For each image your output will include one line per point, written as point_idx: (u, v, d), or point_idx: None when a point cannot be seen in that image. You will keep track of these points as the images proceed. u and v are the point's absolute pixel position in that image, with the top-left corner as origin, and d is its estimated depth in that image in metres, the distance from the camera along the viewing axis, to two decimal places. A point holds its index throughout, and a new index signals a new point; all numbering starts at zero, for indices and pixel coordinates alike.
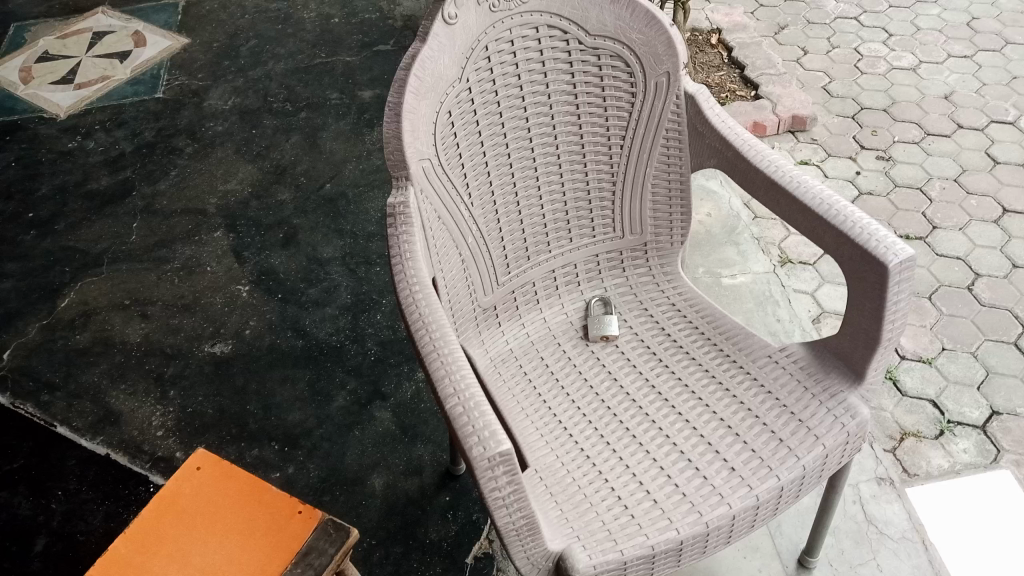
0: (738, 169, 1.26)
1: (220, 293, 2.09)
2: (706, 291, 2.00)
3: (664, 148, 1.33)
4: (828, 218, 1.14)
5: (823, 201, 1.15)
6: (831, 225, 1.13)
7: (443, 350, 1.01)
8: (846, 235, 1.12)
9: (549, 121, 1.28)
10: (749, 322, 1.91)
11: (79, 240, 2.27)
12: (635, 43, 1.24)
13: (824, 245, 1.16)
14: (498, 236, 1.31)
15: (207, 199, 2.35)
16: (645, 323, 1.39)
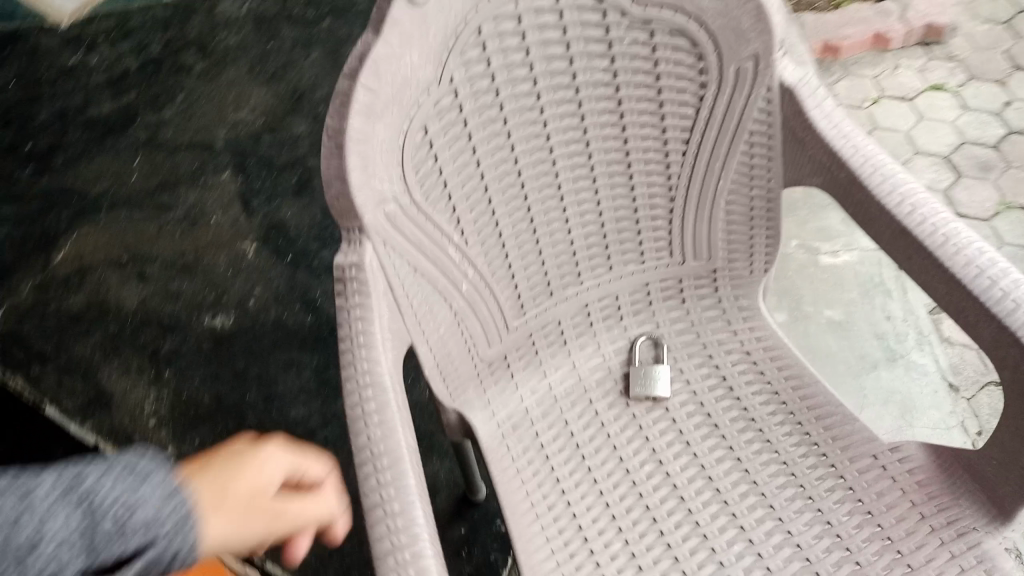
0: (852, 198, 0.87)
1: (223, 252, 1.83)
2: (797, 276, 1.60)
3: (746, 154, 0.94)
4: (988, 304, 0.75)
5: (983, 275, 0.76)
6: (992, 316, 0.74)
7: (394, 507, 0.71)
8: (1016, 338, 0.72)
9: (577, 124, 0.90)
10: (850, 320, 1.53)
11: (78, 178, 2.01)
12: (708, 14, 0.83)
13: (978, 338, 0.77)
14: (507, 276, 0.97)
15: (216, 130, 2.04)
16: (708, 380, 1.04)
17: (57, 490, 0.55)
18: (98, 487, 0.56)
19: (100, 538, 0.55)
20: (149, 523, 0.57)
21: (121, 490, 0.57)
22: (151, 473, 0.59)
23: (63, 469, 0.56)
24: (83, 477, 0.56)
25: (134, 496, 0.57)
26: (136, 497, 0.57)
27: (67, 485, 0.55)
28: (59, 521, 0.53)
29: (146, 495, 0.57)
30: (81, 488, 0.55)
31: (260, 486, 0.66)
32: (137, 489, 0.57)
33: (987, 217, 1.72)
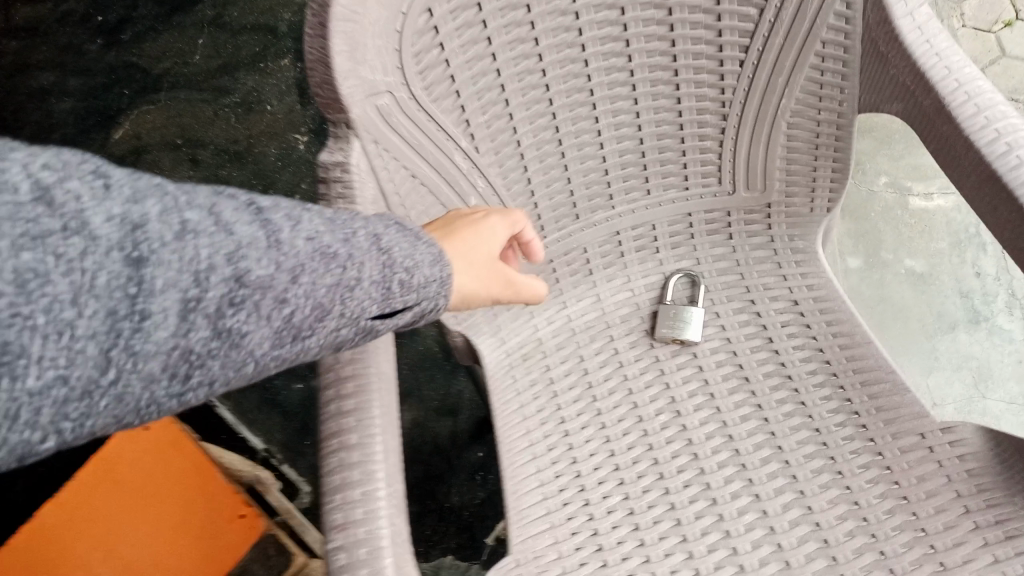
0: (936, 132, 0.73)
1: (275, 142, 1.79)
2: (881, 218, 1.40)
3: (814, 70, 0.80)
4: None
5: None
6: None
7: (352, 438, 0.65)
8: None
9: (616, 19, 0.78)
10: (933, 274, 1.35)
11: (141, 54, 1.97)
12: None
13: None
14: (526, 191, 0.87)
15: (279, 13, 1.96)
16: (745, 328, 0.92)
17: (361, 238, 0.51)
18: (389, 242, 0.53)
19: (397, 290, 0.52)
20: (429, 284, 0.55)
21: (411, 247, 0.54)
22: (422, 235, 0.57)
23: (358, 221, 0.52)
24: (370, 229, 0.52)
25: (415, 253, 0.54)
26: (426, 255, 0.55)
27: (362, 233, 0.52)
28: (365, 267, 0.50)
29: (424, 256, 0.55)
30: (379, 238, 0.52)
31: (493, 249, 0.68)
32: (415, 252, 0.54)
33: None
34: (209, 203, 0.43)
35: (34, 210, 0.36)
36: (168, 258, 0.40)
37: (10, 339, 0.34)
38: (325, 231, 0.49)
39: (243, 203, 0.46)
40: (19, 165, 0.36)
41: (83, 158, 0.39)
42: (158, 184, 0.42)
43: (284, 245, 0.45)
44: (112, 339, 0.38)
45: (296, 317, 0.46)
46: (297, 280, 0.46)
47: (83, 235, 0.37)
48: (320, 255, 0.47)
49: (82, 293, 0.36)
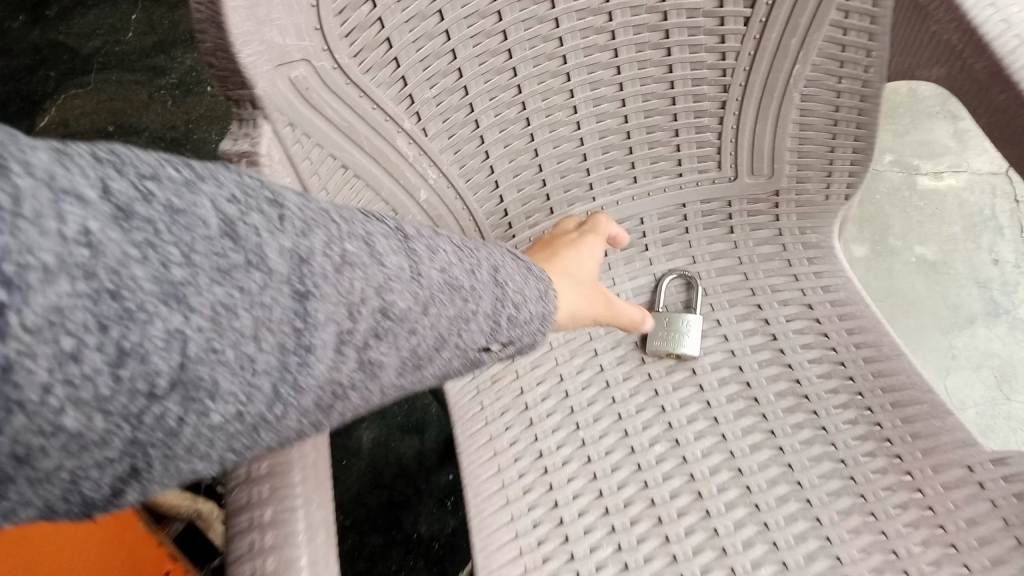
0: (990, 99, 0.58)
1: (216, 126, 1.62)
2: (887, 201, 1.27)
3: (839, 29, 0.65)
4: None
5: None
6: None
7: (266, 514, 0.50)
8: None
9: None
10: (947, 262, 1.22)
11: (68, 33, 1.79)
12: None
13: None
14: (488, 182, 0.72)
15: None
16: (752, 338, 0.78)
17: (483, 271, 0.48)
18: (507, 275, 0.50)
19: (506, 325, 0.49)
20: (538, 321, 0.52)
21: (522, 278, 0.52)
22: (532, 265, 0.55)
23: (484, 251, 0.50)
24: (490, 258, 0.50)
25: (526, 287, 0.52)
26: (537, 287, 0.53)
27: (484, 263, 0.49)
28: (484, 302, 0.47)
29: (533, 290, 0.52)
30: (497, 270, 0.50)
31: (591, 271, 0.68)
32: (527, 281, 0.52)
33: None
34: (357, 223, 0.41)
35: (222, 244, 0.34)
36: (328, 292, 0.37)
37: (203, 373, 0.33)
38: (451, 259, 0.46)
39: (385, 226, 0.43)
40: (206, 193, 0.34)
41: (259, 181, 0.38)
42: (322, 205, 0.40)
43: (421, 277, 0.43)
44: (279, 374, 0.36)
45: (420, 351, 0.43)
46: (426, 311, 0.43)
47: (262, 269, 0.35)
48: (449, 287, 0.45)
49: (261, 326, 0.35)
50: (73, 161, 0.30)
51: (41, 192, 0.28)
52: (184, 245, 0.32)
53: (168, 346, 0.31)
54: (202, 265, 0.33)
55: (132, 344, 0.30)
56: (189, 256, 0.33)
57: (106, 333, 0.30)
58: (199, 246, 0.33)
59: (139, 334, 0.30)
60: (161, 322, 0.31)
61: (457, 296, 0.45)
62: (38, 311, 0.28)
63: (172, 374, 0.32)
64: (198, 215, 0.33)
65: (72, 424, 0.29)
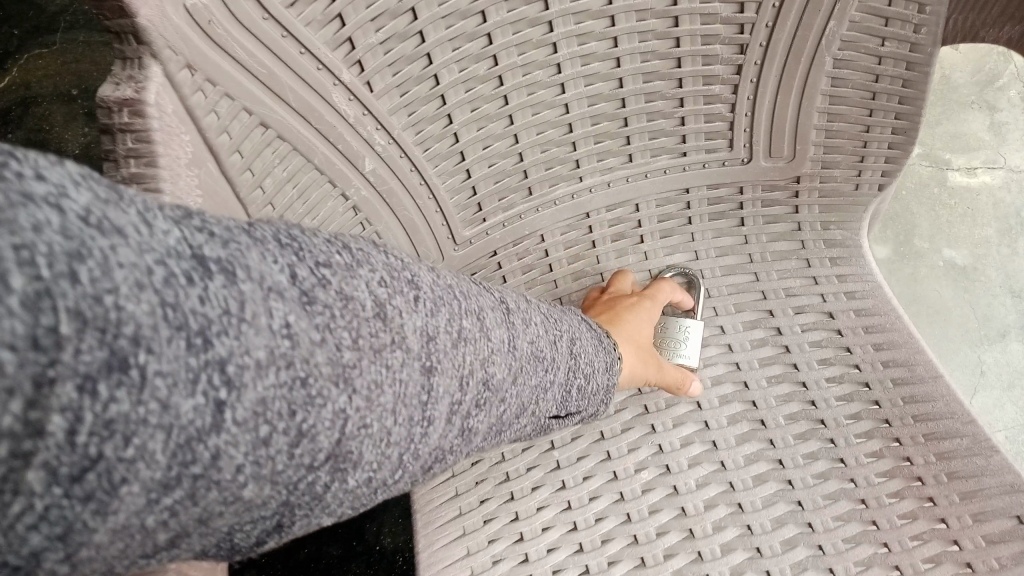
0: None
1: None
2: (913, 199, 1.14)
3: None
4: None
5: None
6: None
7: None
8: None
9: None
10: (978, 266, 1.09)
11: None
12: None
13: None
14: (452, 154, 0.59)
15: None
16: (761, 350, 0.66)
17: (563, 341, 0.45)
18: (582, 340, 0.48)
19: (574, 393, 0.47)
20: (602, 387, 0.51)
21: (594, 347, 0.50)
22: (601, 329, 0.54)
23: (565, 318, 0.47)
24: (570, 327, 0.47)
25: (597, 359, 0.50)
26: (605, 356, 0.51)
27: (565, 333, 0.46)
28: (561, 373, 0.44)
29: (601, 361, 0.50)
30: (575, 337, 0.47)
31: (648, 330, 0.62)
32: (597, 352, 0.50)
33: None
34: (467, 294, 0.36)
35: (375, 326, 0.28)
36: (447, 370, 0.32)
37: (354, 449, 0.28)
38: (540, 329, 0.42)
39: (488, 296, 0.38)
40: (363, 276, 0.29)
41: (386, 249, 0.33)
42: (444, 277, 0.35)
43: (519, 349, 0.38)
44: (410, 448, 0.31)
45: (500, 425, 0.39)
46: (518, 383, 0.38)
47: (402, 348, 0.29)
48: (537, 358, 0.40)
49: (398, 402, 0.29)
50: (264, 245, 0.26)
51: (253, 291, 0.24)
52: (355, 329, 0.27)
53: (332, 426, 0.26)
54: (365, 349, 0.27)
55: (310, 427, 0.26)
56: (358, 339, 0.27)
57: (292, 418, 0.25)
58: (365, 330, 0.28)
59: (315, 420, 0.26)
60: (330, 405, 0.26)
61: (547, 368, 0.42)
62: (246, 405, 0.23)
63: (330, 449, 0.27)
64: (358, 299, 0.28)
65: (248, 496, 0.25)
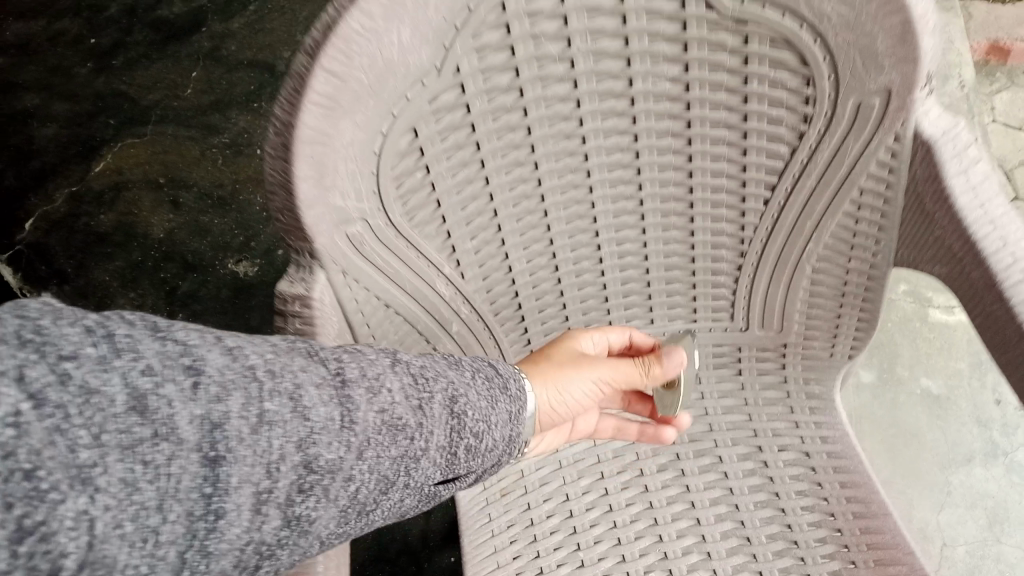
0: (983, 306, 0.63)
1: (262, 189, 1.69)
2: (897, 331, 1.31)
3: (855, 215, 0.70)
4: None
5: None
6: None
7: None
8: None
9: (627, 143, 0.68)
10: (949, 397, 1.25)
11: (133, 84, 1.90)
12: (829, 24, 0.57)
13: None
14: (516, 316, 0.78)
15: (281, 52, 1.88)
16: (750, 479, 0.82)
17: (437, 403, 0.49)
18: (466, 396, 0.52)
19: (463, 454, 0.51)
20: (495, 446, 0.55)
21: (487, 404, 0.54)
22: (505, 383, 0.57)
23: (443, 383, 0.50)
24: (446, 389, 0.50)
25: (488, 414, 0.54)
26: (493, 413, 0.54)
27: (437, 395, 0.49)
28: (434, 437, 0.48)
29: (499, 416, 0.55)
30: (457, 395, 0.51)
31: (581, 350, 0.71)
32: (488, 413, 0.53)
33: None
34: (284, 372, 0.40)
35: (123, 421, 0.34)
36: (245, 455, 0.37)
37: (109, 551, 0.33)
38: (397, 396, 0.46)
39: (322, 369, 0.42)
40: (114, 369, 0.34)
41: (172, 330, 0.37)
42: (248, 357, 0.39)
43: (355, 425, 0.42)
44: (186, 540, 0.36)
45: (358, 501, 0.44)
46: (363, 457, 0.43)
47: (172, 440, 0.35)
48: (386, 429, 0.44)
49: (166, 496, 0.35)
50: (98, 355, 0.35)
51: None
52: (96, 425, 0.33)
53: (76, 527, 0.32)
54: (110, 445, 0.33)
55: (43, 524, 0.31)
56: (99, 436, 0.33)
57: (10, 511, 0.30)
58: (110, 426, 0.33)
59: (47, 514, 0.31)
60: (71, 502, 0.32)
61: (401, 437, 0.45)
62: None
63: (81, 553, 0.32)
64: (108, 395, 0.33)
65: None
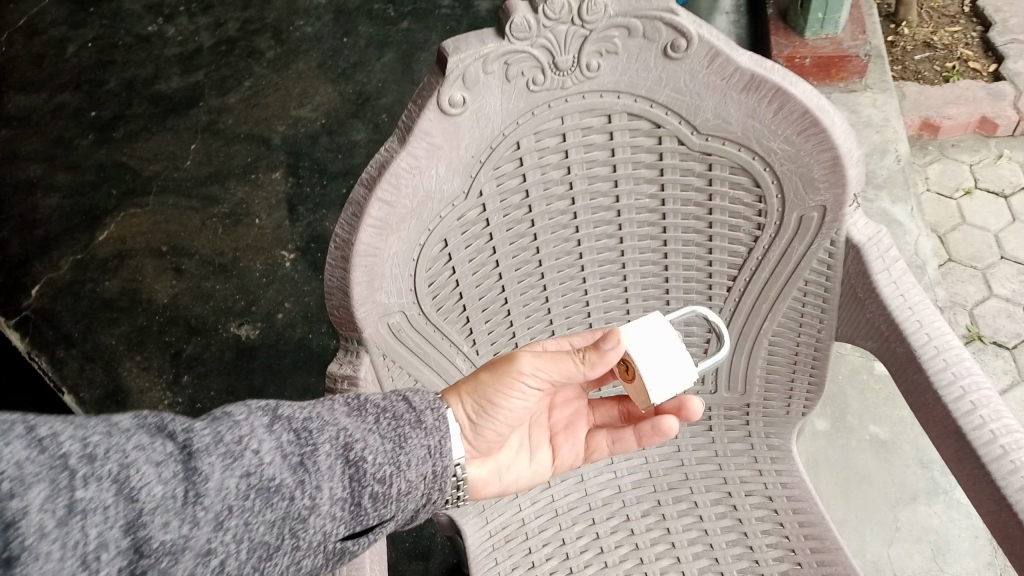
0: (907, 377, 0.78)
1: (261, 256, 1.79)
2: (847, 383, 1.47)
3: (800, 300, 0.85)
4: None
5: None
6: None
7: None
8: None
9: (615, 243, 0.82)
10: (896, 442, 1.40)
11: (134, 156, 2.01)
12: (776, 155, 0.73)
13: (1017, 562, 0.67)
14: None
15: (275, 125, 2.00)
16: (722, 520, 0.95)
17: (320, 454, 0.55)
18: (362, 441, 0.58)
19: (367, 502, 0.57)
20: (411, 487, 0.60)
21: (389, 446, 0.59)
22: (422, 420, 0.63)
23: (331, 435, 0.57)
24: (338, 439, 0.57)
25: (393, 457, 0.59)
26: (394, 456, 0.59)
27: (323, 446, 0.56)
28: (326, 491, 0.54)
29: (410, 461, 0.60)
30: (349, 443, 0.57)
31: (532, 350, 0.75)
32: (391, 462, 0.59)
33: (1014, 343, 1.60)
34: (110, 455, 0.46)
35: None
36: (46, 551, 0.42)
37: None
38: (268, 456, 0.52)
39: (165, 444, 0.49)
40: None
41: None
42: (61, 446, 0.44)
43: (203, 498, 0.48)
44: None
45: (234, 569, 0.50)
46: (224, 527, 0.49)
47: None
48: (254, 493, 0.51)
49: None
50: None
51: None
52: None
53: None
54: None
55: None
56: None
57: None
58: None
59: None
60: None
61: (278, 499, 0.52)
62: None
63: None
64: None
65: None
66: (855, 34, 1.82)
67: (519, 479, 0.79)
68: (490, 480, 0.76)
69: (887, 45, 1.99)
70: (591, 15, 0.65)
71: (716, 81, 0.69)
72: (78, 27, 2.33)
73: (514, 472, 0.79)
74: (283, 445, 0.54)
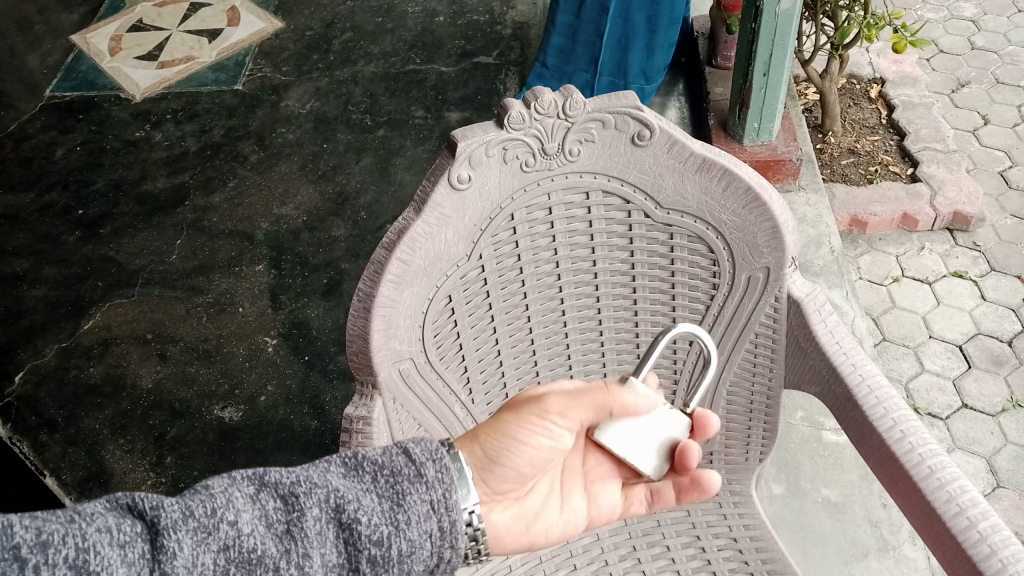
0: (847, 414, 0.90)
1: (244, 342, 1.87)
2: (799, 449, 1.60)
3: (751, 351, 0.98)
4: (955, 536, 0.76)
5: (954, 502, 0.78)
6: (954, 542, 0.76)
7: None
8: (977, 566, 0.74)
9: (593, 303, 0.95)
10: (847, 502, 1.50)
11: (120, 250, 2.10)
12: (726, 225, 0.88)
13: (948, 562, 0.78)
14: None
15: (258, 222, 2.13)
16: (692, 561, 1.03)
17: (309, 520, 0.58)
18: (355, 502, 0.60)
19: (364, 565, 0.59)
20: (414, 547, 0.61)
21: (382, 513, 0.61)
22: (425, 477, 0.63)
23: (320, 501, 0.59)
24: (330, 505, 0.59)
25: (386, 522, 0.60)
26: (388, 522, 0.60)
27: (314, 514, 0.58)
28: (312, 559, 0.57)
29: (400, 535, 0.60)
30: (341, 505, 0.60)
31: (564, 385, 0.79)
32: (383, 527, 0.60)
33: (946, 414, 1.75)
34: (70, 540, 0.49)
35: None
36: None
37: None
38: (247, 527, 0.56)
39: (132, 526, 0.52)
40: None
41: None
42: (15, 535, 0.47)
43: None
44: None
45: None
46: None
47: None
48: (235, 566, 0.54)
49: None
50: None
51: None
52: None
53: None
54: None
55: None
56: None
57: None
58: None
59: None
60: None
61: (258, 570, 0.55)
62: None
63: None
64: None
65: None
66: (787, 142, 2.04)
67: (548, 529, 0.81)
68: (514, 525, 0.78)
69: (816, 152, 2.22)
70: (573, 110, 0.80)
71: (675, 164, 0.85)
72: (67, 132, 2.45)
73: (544, 520, 0.81)
74: (267, 518, 0.57)
